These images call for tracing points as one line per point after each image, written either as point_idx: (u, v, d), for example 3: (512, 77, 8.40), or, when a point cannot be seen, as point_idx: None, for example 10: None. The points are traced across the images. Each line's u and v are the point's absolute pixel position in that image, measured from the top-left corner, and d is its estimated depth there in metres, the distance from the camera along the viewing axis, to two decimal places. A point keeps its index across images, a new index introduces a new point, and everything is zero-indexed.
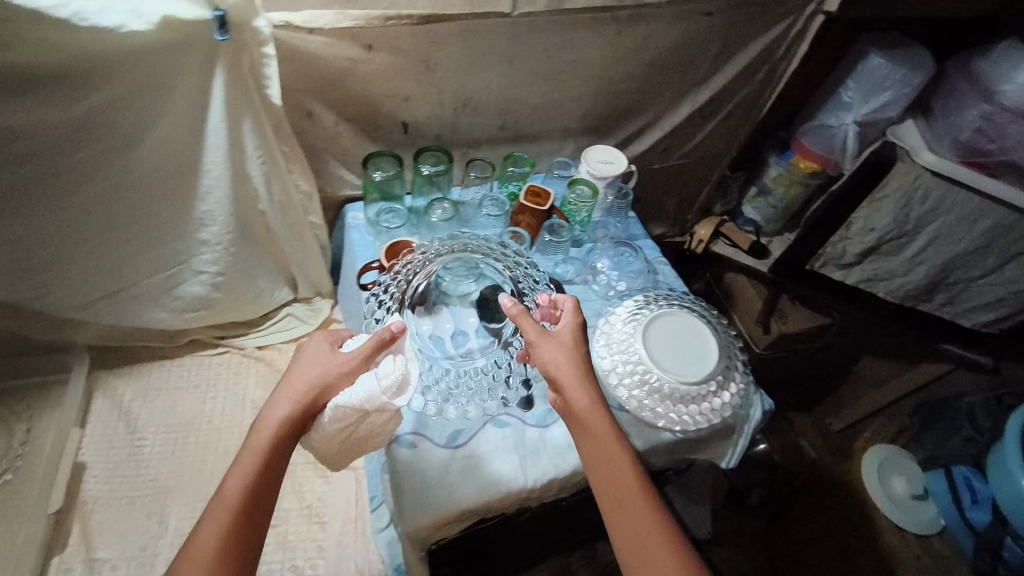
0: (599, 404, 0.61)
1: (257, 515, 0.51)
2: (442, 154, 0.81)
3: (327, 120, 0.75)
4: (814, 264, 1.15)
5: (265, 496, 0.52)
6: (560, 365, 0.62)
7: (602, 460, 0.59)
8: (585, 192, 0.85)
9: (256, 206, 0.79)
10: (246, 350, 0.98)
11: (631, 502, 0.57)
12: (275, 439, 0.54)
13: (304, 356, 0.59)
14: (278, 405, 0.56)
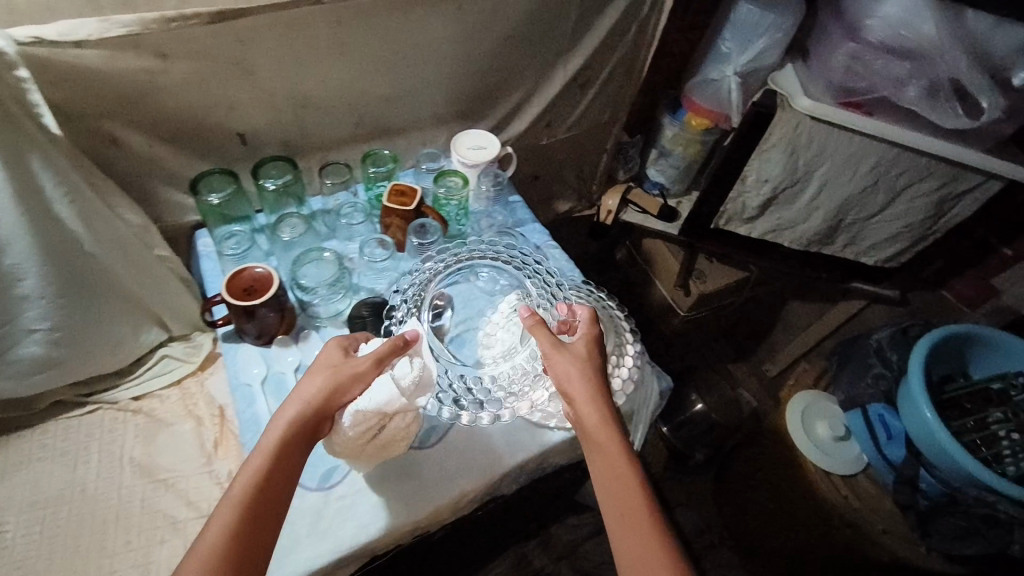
0: (610, 418, 0.59)
1: (262, 524, 0.49)
2: (287, 165, 0.73)
3: (139, 144, 0.66)
4: (720, 222, 1.13)
5: (273, 506, 0.50)
6: (569, 377, 0.60)
7: (611, 475, 0.56)
8: (455, 184, 0.80)
9: (79, 248, 0.65)
10: (120, 403, 0.90)
11: (639, 522, 0.53)
12: (281, 448, 0.52)
13: (323, 361, 0.57)
14: (289, 416, 0.54)
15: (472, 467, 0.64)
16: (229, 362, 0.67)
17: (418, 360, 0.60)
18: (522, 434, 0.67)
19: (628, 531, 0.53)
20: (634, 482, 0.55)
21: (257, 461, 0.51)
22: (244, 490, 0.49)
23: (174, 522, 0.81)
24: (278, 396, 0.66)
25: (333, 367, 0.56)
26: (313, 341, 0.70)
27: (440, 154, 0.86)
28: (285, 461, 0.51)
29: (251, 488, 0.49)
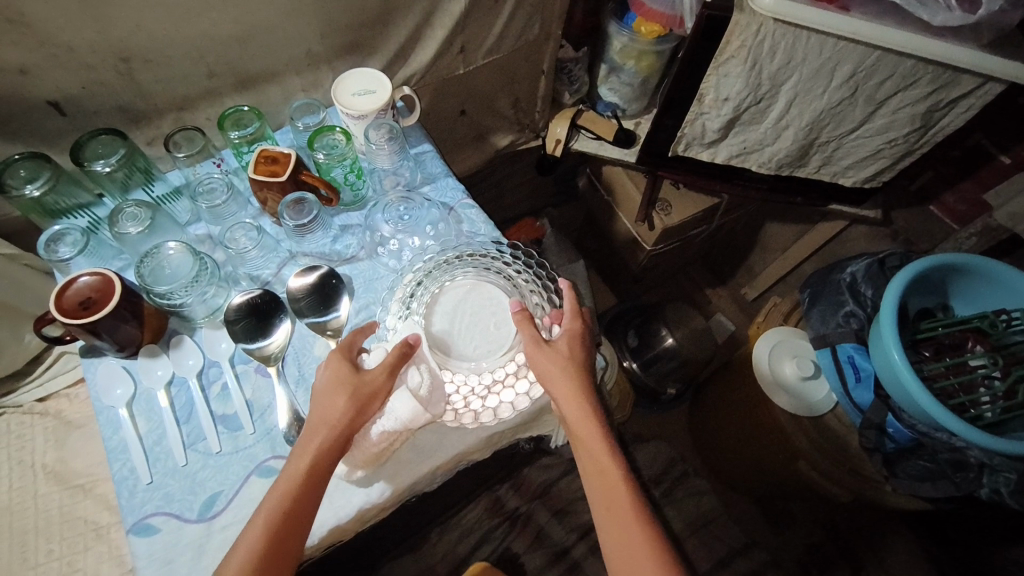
0: (594, 418, 0.55)
1: (286, 551, 0.47)
2: (114, 138, 0.60)
3: None
4: (678, 148, 0.99)
5: (299, 532, 0.48)
6: (557, 378, 0.54)
7: (599, 475, 0.54)
8: (337, 142, 0.66)
9: None
10: (23, 407, 0.82)
11: (628, 523, 0.52)
12: (305, 475, 0.49)
13: (335, 374, 0.54)
14: (306, 438, 0.51)
15: (370, 484, 0.55)
16: (89, 383, 0.59)
17: (428, 368, 0.55)
18: (429, 441, 0.57)
19: (619, 532, 0.52)
20: (621, 481, 0.54)
21: (279, 486, 0.49)
22: (266, 520, 0.47)
23: (97, 527, 0.77)
24: (150, 418, 0.58)
25: (353, 382, 0.53)
26: (186, 348, 0.60)
27: (317, 104, 0.71)
28: (311, 483, 0.49)
29: (270, 518, 0.47)
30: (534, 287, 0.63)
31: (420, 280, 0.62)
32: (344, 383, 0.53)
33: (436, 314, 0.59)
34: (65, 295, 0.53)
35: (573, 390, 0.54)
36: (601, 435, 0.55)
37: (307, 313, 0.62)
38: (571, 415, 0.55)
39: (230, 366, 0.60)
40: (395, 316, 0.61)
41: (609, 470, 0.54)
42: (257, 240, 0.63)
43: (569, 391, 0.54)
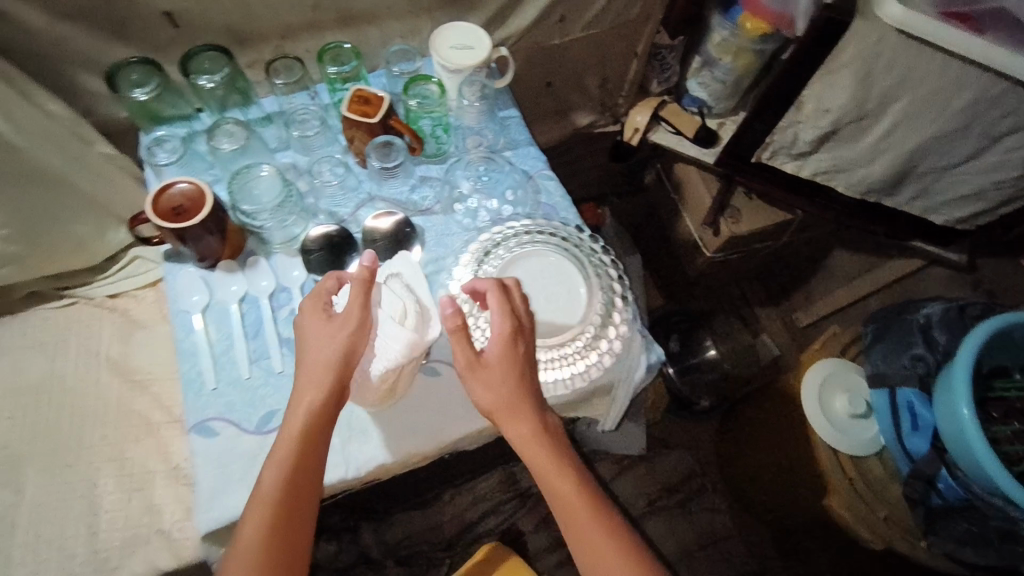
0: (543, 441, 0.51)
1: (297, 519, 0.48)
2: (219, 55, 0.62)
3: (35, 20, 0.59)
4: (763, 155, 0.95)
5: (303, 502, 0.48)
6: (501, 399, 0.51)
7: (556, 497, 0.52)
8: (431, 93, 0.67)
9: (6, 141, 0.63)
10: (96, 299, 0.88)
11: (600, 539, 0.51)
12: (309, 437, 0.49)
13: (310, 346, 0.51)
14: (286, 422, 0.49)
15: (370, 442, 0.56)
16: (170, 286, 0.62)
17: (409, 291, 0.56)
18: (480, 401, 0.58)
19: (590, 549, 0.51)
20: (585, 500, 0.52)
21: (266, 468, 0.48)
22: (276, 489, 0.47)
23: (148, 423, 0.81)
24: (220, 328, 0.60)
25: (331, 357, 0.50)
26: (261, 270, 0.62)
27: (414, 52, 0.71)
28: (296, 468, 0.48)
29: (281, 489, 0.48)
30: (599, 266, 0.61)
31: (493, 243, 0.62)
32: (320, 358, 0.50)
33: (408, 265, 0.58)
34: (162, 198, 0.57)
35: (517, 421, 0.51)
36: (557, 460, 0.52)
37: (380, 255, 0.63)
38: (520, 445, 0.51)
39: (299, 295, 0.62)
40: (464, 283, 0.60)
41: (569, 497, 0.52)
42: (343, 176, 0.66)
43: (516, 420, 0.51)
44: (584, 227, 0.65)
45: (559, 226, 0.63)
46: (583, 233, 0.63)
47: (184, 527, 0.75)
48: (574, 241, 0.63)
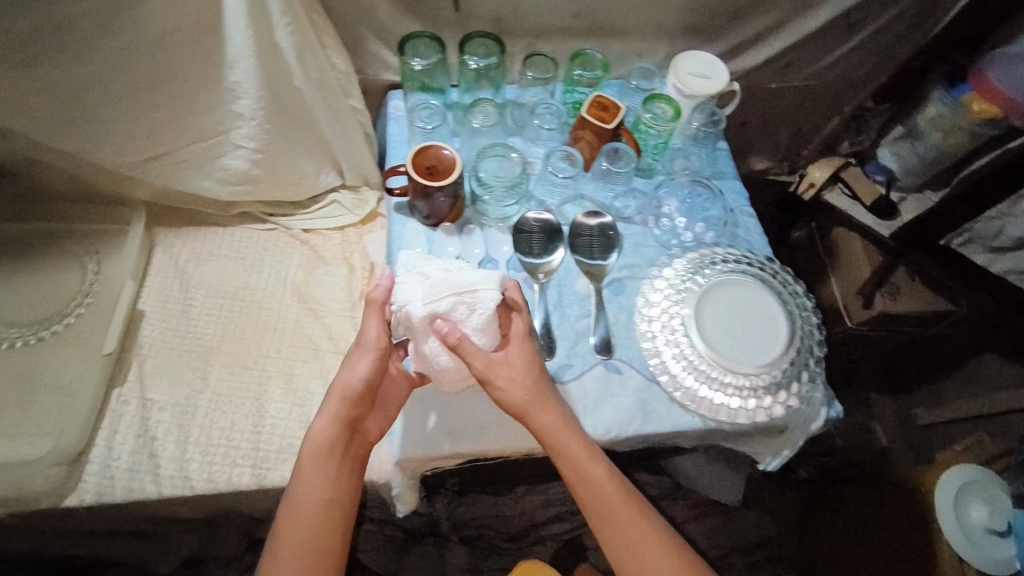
0: (568, 437, 0.57)
1: (328, 532, 0.58)
2: (492, 42, 0.69)
3: None
4: (956, 240, 0.95)
5: (328, 517, 0.58)
6: (522, 395, 0.56)
7: (583, 484, 0.58)
8: (665, 112, 0.70)
9: (291, 82, 0.73)
10: (292, 231, 0.99)
11: (623, 518, 0.58)
12: (325, 462, 0.59)
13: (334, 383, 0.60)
14: (309, 461, 0.59)
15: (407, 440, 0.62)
16: (395, 235, 0.69)
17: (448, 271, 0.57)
18: (658, 409, 0.61)
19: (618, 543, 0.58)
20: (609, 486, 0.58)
21: (293, 502, 0.58)
22: (306, 506, 0.58)
23: (317, 349, 0.90)
24: None
25: (344, 398, 0.59)
26: (476, 239, 0.69)
27: (653, 72, 0.75)
28: (320, 498, 0.58)
29: (307, 509, 0.58)
30: (802, 314, 0.63)
31: (697, 266, 0.67)
32: (337, 399, 0.59)
33: (426, 259, 0.59)
34: (421, 158, 0.64)
35: (541, 417, 0.56)
36: (585, 453, 0.57)
37: (589, 251, 0.69)
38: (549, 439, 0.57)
39: (503, 268, 0.68)
40: (664, 294, 0.66)
41: (598, 485, 0.58)
42: (564, 172, 0.70)
43: (544, 410, 0.56)
44: (790, 271, 0.67)
45: (765, 266, 0.66)
46: (787, 277, 0.66)
47: None
48: (777, 284, 0.65)
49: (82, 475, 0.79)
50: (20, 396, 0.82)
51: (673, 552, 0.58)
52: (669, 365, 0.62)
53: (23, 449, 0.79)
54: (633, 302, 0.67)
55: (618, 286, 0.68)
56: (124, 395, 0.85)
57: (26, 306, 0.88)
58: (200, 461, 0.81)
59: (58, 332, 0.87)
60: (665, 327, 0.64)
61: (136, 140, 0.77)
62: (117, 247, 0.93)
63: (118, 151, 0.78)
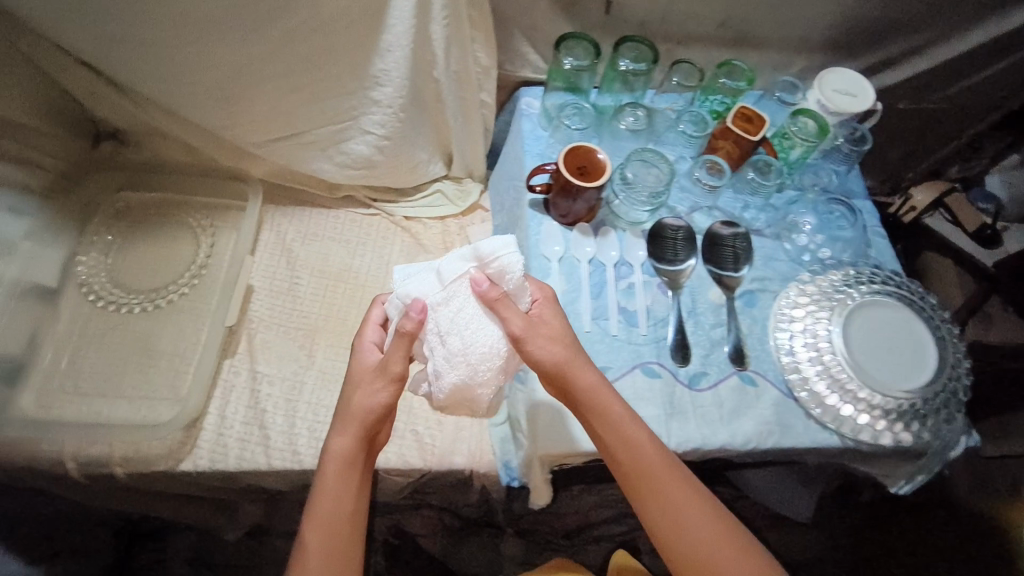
0: (604, 396, 0.57)
1: (349, 538, 0.59)
2: (644, 46, 0.69)
3: None
4: None
5: (349, 521, 0.59)
6: (561, 353, 0.57)
7: (623, 447, 0.57)
8: (809, 127, 0.69)
9: (433, 72, 0.74)
10: (395, 217, 1.00)
11: (672, 484, 0.56)
12: (349, 464, 0.59)
13: (350, 407, 0.60)
14: (330, 478, 0.59)
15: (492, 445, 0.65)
16: (532, 232, 0.70)
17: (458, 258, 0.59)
18: (795, 424, 0.62)
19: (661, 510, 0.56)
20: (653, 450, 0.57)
21: (315, 518, 0.58)
22: (329, 516, 0.58)
23: None
24: (568, 280, 0.67)
25: (362, 425, 0.59)
26: (611, 241, 0.69)
27: (797, 87, 0.74)
28: (344, 514, 0.59)
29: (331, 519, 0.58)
30: (952, 346, 0.63)
31: (841, 284, 0.67)
32: (354, 430, 0.59)
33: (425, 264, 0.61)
34: (571, 158, 0.65)
35: (582, 375, 0.57)
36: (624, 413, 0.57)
37: (727, 262, 0.69)
38: (588, 398, 0.57)
39: (638, 271, 0.69)
40: (806, 313, 0.66)
41: (642, 448, 0.57)
42: (707, 181, 0.70)
43: (583, 368, 0.57)
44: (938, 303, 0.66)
45: (912, 292, 0.66)
46: (933, 306, 0.66)
47: (433, 435, 0.84)
48: (923, 310, 0.65)
49: (196, 441, 0.81)
50: (139, 361, 0.86)
51: (720, 519, 0.56)
52: (811, 381, 0.63)
53: (142, 411, 0.83)
54: (772, 313, 0.67)
55: (750, 297, 0.69)
56: (234, 367, 0.87)
57: (143, 273, 0.91)
58: (307, 435, 0.83)
59: (173, 301, 0.90)
60: (807, 341, 0.65)
61: (272, 119, 0.78)
62: (230, 224, 0.95)
63: (254, 129, 0.80)
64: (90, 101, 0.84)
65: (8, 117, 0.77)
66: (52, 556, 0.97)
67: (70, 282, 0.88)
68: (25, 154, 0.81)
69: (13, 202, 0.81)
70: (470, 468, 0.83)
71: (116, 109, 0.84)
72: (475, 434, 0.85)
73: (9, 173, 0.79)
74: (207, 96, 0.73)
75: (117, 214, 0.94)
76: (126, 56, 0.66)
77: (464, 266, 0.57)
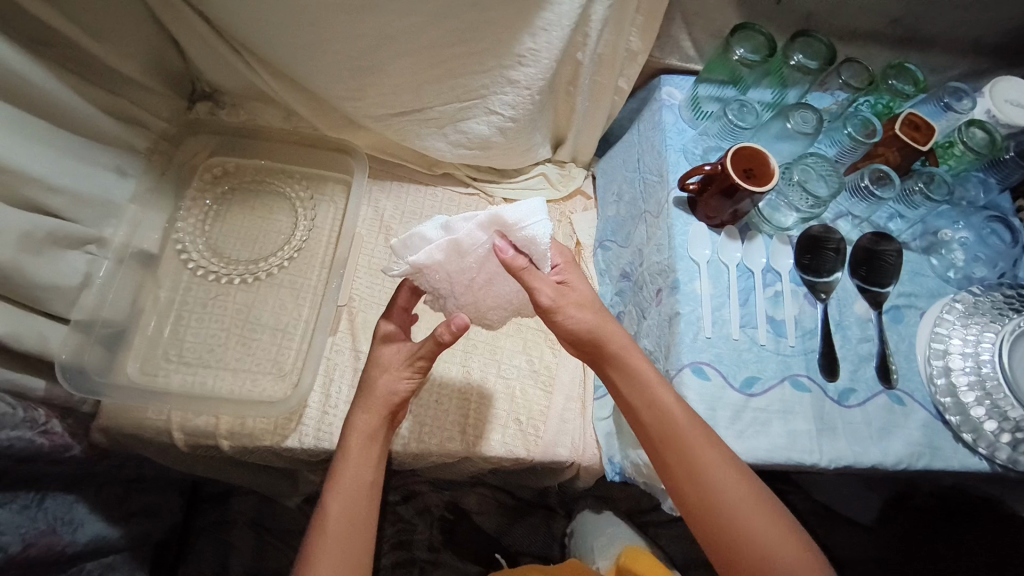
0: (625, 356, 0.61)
1: (362, 520, 0.63)
2: (818, 42, 0.68)
3: None
4: None
5: (363, 496, 0.64)
6: (586, 315, 0.61)
7: (648, 408, 0.59)
8: (979, 138, 0.68)
9: (578, 53, 0.71)
10: (495, 198, 0.97)
11: (702, 447, 0.56)
12: (377, 435, 0.65)
13: (371, 388, 0.66)
14: (354, 450, 0.65)
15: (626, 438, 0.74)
16: (679, 231, 0.68)
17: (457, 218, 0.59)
18: (946, 450, 0.61)
19: (680, 469, 0.57)
20: (681, 416, 0.57)
21: (339, 488, 0.63)
22: (352, 492, 0.63)
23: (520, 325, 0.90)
24: (716, 284, 0.66)
25: (385, 406, 0.65)
26: (759, 246, 0.68)
27: (967, 91, 0.70)
28: (363, 488, 0.64)
29: (351, 495, 0.63)
30: None
31: (1002, 307, 0.66)
32: (377, 409, 0.65)
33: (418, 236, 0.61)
34: (734, 159, 0.62)
35: (616, 337, 0.62)
36: (648, 371, 0.61)
37: (879, 277, 0.68)
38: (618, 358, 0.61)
39: (786, 279, 0.67)
40: (963, 337, 0.65)
41: (670, 412, 0.58)
42: (869, 190, 0.67)
43: (608, 328, 0.62)
44: None
45: None
46: None
47: (538, 426, 0.83)
48: None
49: (301, 419, 0.80)
50: (241, 334, 0.84)
51: (748, 485, 0.57)
52: (972, 404, 0.61)
53: (247, 385, 0.82)
54: (927, 329, 0.66)
55: (897, 313, 0.67)
56: (336, 344, 0.85)
57: (241, 241, 0.90)
58: (409, 419, 0.82)
59: (272, 273, 0.89)
60: (967, 363, 0.63)
61: (400, 90, 0.76)
62: (330, 197, 0.94)
63: (380, 99, 0.78)
64: (200, 60, 0.81)
65: (122, 73, 0.75)
66: (131, 516, 0.97)
67: (168, 247, 0.87)
68: (133, 112, 0.79)
69: (121, 162, 0.78)
70: (573, 460, 0.82)
71: (227, 68, 0.81)
72: (580, 427, 0.84)
73: (119, 132, 0.76)
74: (346, 64, 0.72)
75: (213, 179, 0.93)
76: (274, 17, 0.66)
77: (485, 236, 0.58)
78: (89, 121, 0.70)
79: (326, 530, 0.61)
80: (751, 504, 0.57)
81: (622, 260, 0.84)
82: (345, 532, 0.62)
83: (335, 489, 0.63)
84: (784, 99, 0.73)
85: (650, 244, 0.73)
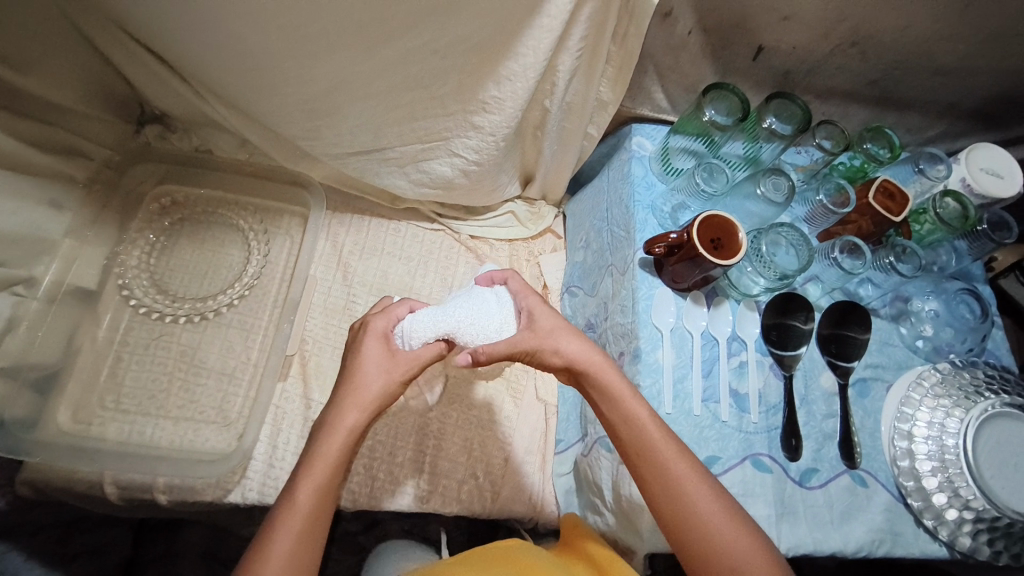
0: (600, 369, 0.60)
1: (322, 517, 0.56)
2: (793, 103, 0.65)
3: (666, 24, 0.62)
4: None
5: (333, 489, 0.57)
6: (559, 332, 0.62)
7: (622, 423, 0.56)
8: (952, 209, 0.66)
9: (546, 101, 0.67)
10: (461, 236, 0.93)
11: (677, 463, 0.54)
12: (359, 430, 0.60)
13: (360, 384, 0.61)
14: (336, 442, 0.58)
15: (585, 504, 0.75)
16: (643, 296, 0.64)
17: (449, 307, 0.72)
18: (908, 539, 0.59)
19: (658, 486, 0.54)
20: (657, 431, 0.55)
21: (314, 474, 0.56)
22: (320, 481, 0.56)
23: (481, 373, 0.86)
24: (679, 354, 0.63)
25: (376, 404, 0.61)
26: (725, 313, 0.65)
27: (943, 155, 0.69)
28: (337, 479, 0.58)
29: (323, 484, 0.56)
30: None
31: (968, 386, 0.64)
32: (358, 403, 0.60)
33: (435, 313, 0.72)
34: (702, 226, 0.59)
35: (588, 353, 0.61)
36: (624, 385, 0.59)
37: (846, 350, 0.65)
38: (593, 371, 0.59)
39: (751, 349, 0.65)
40: (928, 417, 0.63)
41: (646, 427, 0.56)
42: (841, 261, 0.65)
43: (581, 344, 0.61)
44: None
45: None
46: None
47: (496, 481, 0.80)
48: None
49: (245, 473, 0.75)
50: (184, 378, 0.79)
51: (730, 510, 0.53)
52: (932, 490, 0.59)
53: (188, 435, 0.77)
54: (891, 406, 0.64)
55: (863, 386, 0.65)
56: (287, 392, 0.81)
57: (189, 278, 0.85)
58: (360, 473, 0.78)
59: (222, 312, 0.84)
60: (929, 445, 0.61)
61: (359, 132, 0.71)
62: (287, 229, 0.91)
63: (338, 140, 0.73)
64: (145, 86, 0.75)
65: (57, 102, 0.69)
66: (70, 561, 0.88)
67: (109, 283, 0.82)
68: (73, 142, 0.73)
69: (58, 196, 0.72)
70: (530, 517, 0.80)
71: (173, 96, 0.76)
72: (538, 483, 0.81)
73: (52, 164, 0.70)
74: (299, 104, 0.67)
75: (161, 209, 0.87)
76: (222, 55, 0.62)
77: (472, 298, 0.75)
78: (17, 157, 0.64)
79: (292, 515, 0.54)
80: (725, 515, 0.53)
81: (587, 310, 0.81)
82: (309, 526, 0.54)
83: (305, 476, 0.56)
84: (758, 155, 0.70)
85: (614, 302, 0.70)
